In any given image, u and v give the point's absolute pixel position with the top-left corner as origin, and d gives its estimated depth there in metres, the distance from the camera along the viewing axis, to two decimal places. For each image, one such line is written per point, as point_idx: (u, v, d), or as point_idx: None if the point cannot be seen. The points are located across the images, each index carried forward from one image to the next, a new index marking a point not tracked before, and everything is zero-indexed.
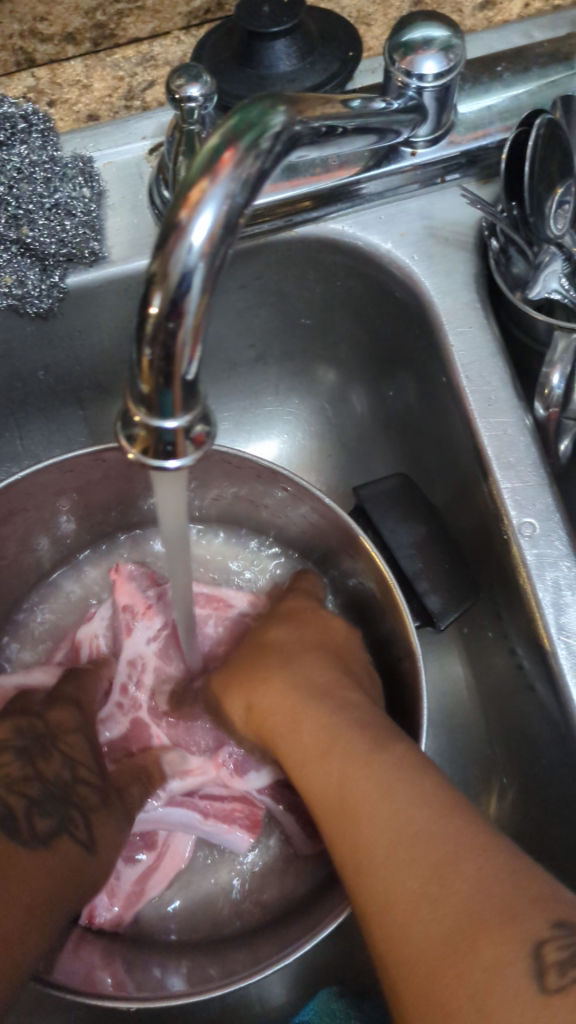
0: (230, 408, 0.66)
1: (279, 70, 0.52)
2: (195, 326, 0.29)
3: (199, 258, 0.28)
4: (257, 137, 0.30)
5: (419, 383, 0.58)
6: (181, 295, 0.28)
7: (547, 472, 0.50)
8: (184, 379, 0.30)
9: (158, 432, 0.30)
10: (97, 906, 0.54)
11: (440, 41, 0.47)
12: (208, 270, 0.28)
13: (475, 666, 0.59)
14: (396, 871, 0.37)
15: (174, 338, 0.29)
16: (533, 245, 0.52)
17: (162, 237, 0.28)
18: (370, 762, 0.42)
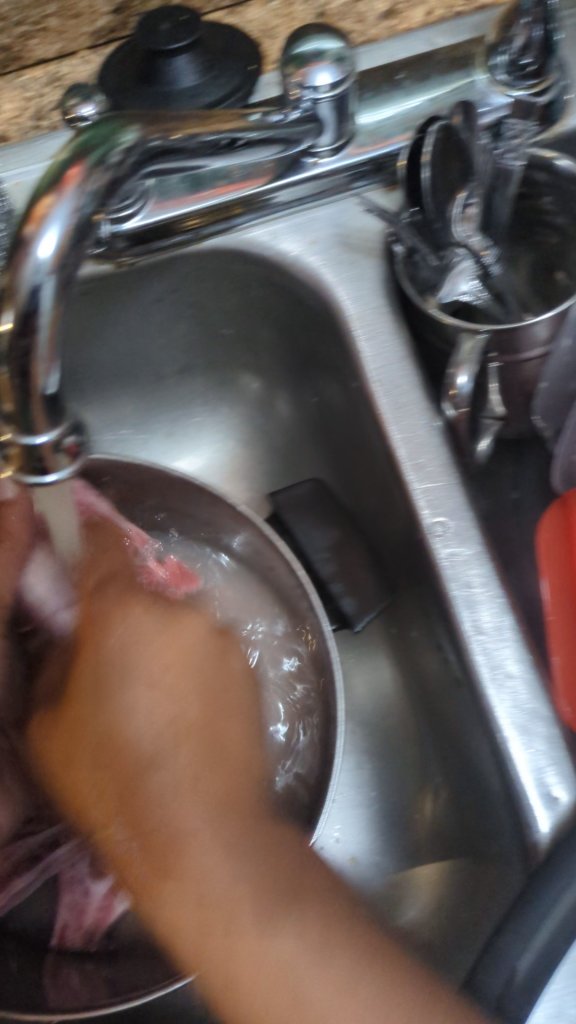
0: (160, 422, 0.66)
1: (182, 86, 0.53)
2: (50, 343, 0.30)
3: (47, 275, 0.29)
4: (105, 154, 0.31)
5: (338, 388, 0.58)
6: (32, 310, 0.29)
7: (457, 470, 0.51)
8: (44, 394, 0.30)
9: (27, 449, 0.31)
10: (68, 925, 0.53)
11: (333, 54, 0.48)
12: (58, 286, 0.29)
13: (406, 665, 0.60)
14: (275, 993, 0.43)
15: (29, 356, 0.29)
16: (439, 250, 0.54)
17: (11, 252, 0.29)
18: (241, 906, 0.46)
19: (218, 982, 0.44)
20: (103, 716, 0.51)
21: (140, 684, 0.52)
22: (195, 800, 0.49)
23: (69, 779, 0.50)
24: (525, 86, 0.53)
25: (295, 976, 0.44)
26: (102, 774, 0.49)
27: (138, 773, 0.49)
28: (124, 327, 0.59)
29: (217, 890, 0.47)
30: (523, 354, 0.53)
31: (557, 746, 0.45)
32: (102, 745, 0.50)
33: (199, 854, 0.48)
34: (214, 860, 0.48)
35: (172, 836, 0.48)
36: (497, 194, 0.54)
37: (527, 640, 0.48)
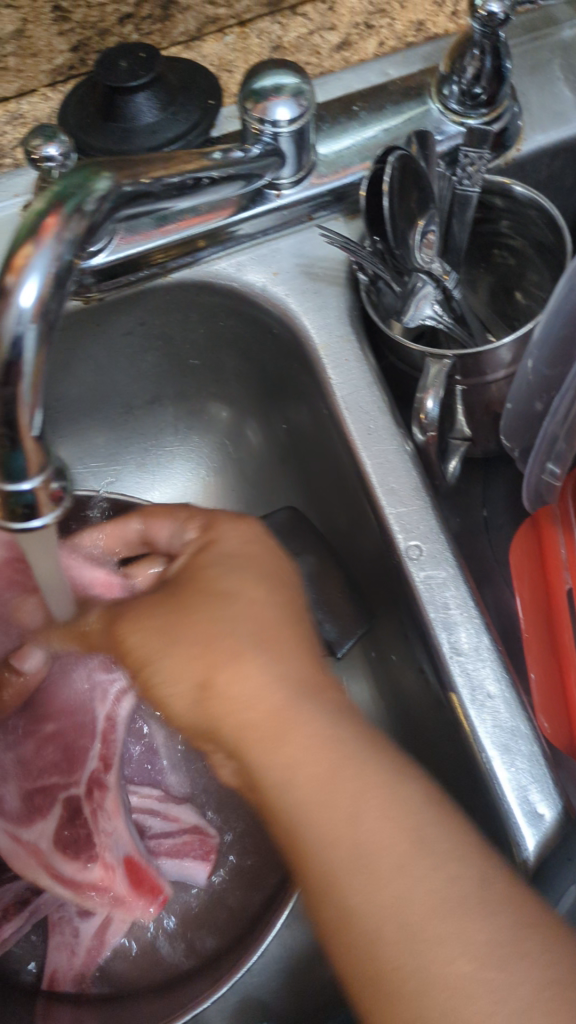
0: (130, 453, 0.66)
1: (143, 123, 0.54)
2: (34, 388, 0.30)
3: (29, 322, 0.29)
4: (81, 202, 0.31)
5: (308, 414, 0.59)
6: (15, 359, 0.29)
7: (429, 493, 0.52)
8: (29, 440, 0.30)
9: (13, 494, 0.31)
10: (58, 968, 0.51)
11: (291, 88, 0.49)
12: (40, 332, 0.30)
13: (385, 686, 0.60)
14: (413, 918, 0.37)
15: (13, 402, 0.30)
16: (402, 276, 0.54)
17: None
18: (368, 775, 0.40)
19: (376, 909, 0.37)
20: (235, 637, 0.43)
21: (240, 578, 0.45)
22: (302, 717, 0.42)
23: (158, 659, 0.43)
24: (478, 115, 0.55)
25: (408, 857, 0.38)
26: (200, 637, 0.42)
27: (226, 657, 0.42)
28: (92, 361, 0.59)
29: (360, 797, 0.40)
30: (488, 377, 0.54)
31: (538, 764, 0.46)
32: (217, 640, 0.42)
33: (312, 723, 0.42)
34: (325, 765, 0.40)
35: (275, 708, 0.42)
36: (456, 220, 0.56)
37: (504, 660, 0.49)
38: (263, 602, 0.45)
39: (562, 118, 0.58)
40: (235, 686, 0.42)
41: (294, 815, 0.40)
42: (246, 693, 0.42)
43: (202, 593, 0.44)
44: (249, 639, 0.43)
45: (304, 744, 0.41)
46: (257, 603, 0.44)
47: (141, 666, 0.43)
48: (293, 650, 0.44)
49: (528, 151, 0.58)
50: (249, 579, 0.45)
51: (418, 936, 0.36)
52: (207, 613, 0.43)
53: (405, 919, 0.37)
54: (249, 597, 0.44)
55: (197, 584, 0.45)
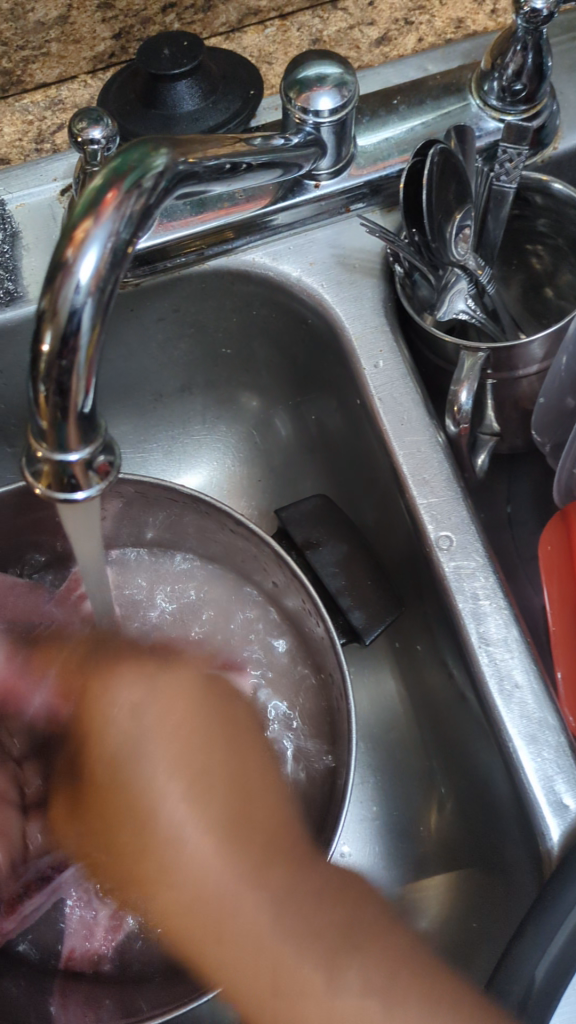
0: (157, 440, 0.66)
1: (184, 110, 0.54)
2: (89, 362, 0.30)
3: (88, 295, 0.29)
4: (140, 177, 0.31)
5: (337, 408, 0.60)
6: (72, 331, 0.30)
7: (460, 484, 0.52)
8: (82, 414, 0.30)
9: (60, 466, 0.31)
10: (75, 945, 0.52)
11: (334, 79, 0.49)
12: (97, 307, 0.30)
13: (408, 678, 0.60)
14: None
15: (68, 374, 0.30)
16: (438, 270, 0.55)
17: (51, 275, 0.30)
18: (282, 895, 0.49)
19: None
20: (140, 782, 0.53)
21: (183, 675, 0.56)
22: (234, 882, 0.50)
23: (103, 864, 0.52)
24: (517, 111, 0.56)
25: (348, 1009, 0.45)
26: (127, 837, 0.51)
27: (143, 835, 0.52)
28: (124, 347, 0.59)
29: (298, 966, 0.47)
30: (521, 372, 0.54)
31: (565, 755, 0.46)
32: (123, 834, 0.52)
33: (251, 910, 0.49)
34: (258, 921, 0.49)
35: (196, 866, 0.50)
36: (490, 216, 0.56)
37: (533, 653, 0.49)
38: (167, 693, 0.56)
39: None
40: (140, 843, 0.51)
41: (243, 991, 0.46)
42: (127, 848, 0.51)
43: (112, 783, 0.53)
44: (182, 813, 0.52)
45: (240, 910, 0.49)
46: (196, 706, 0.55)
47: (103, 863, 0.52)
48: (157, 835, 0.52)
49: (564, 150, 0.58)
50: (146, 684, 0.56)
51: None
52: (144, 831, 0.52)
53: None
54: (188, 720, 0.55)
55: (91, 774, 0.53)
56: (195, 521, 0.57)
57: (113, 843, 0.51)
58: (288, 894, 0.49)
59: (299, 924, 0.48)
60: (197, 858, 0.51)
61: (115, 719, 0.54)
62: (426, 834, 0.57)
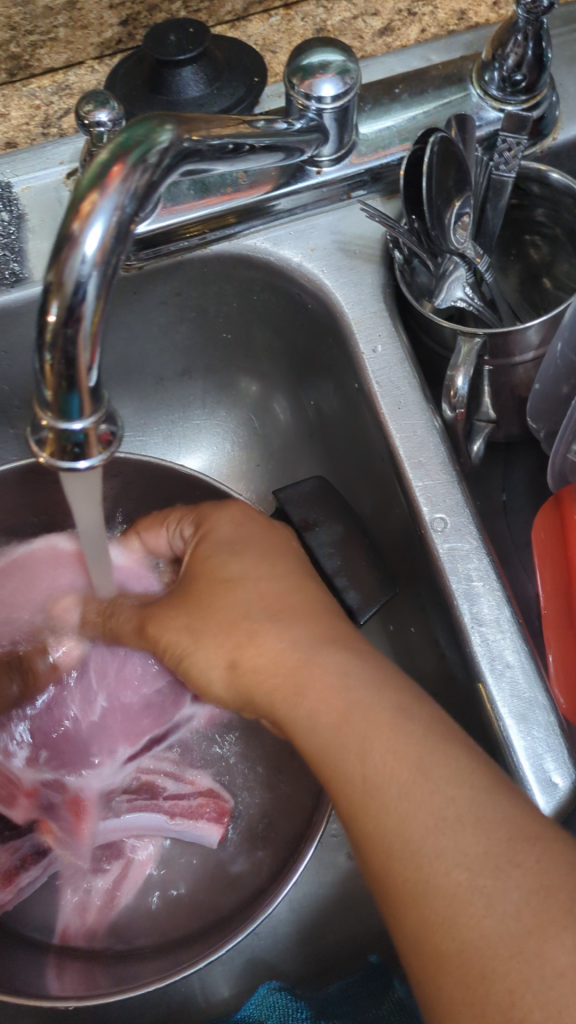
0: (158, 424, 0.67)
1: (188, 96, 0.55)
2: (93, 333, 0.31)
3: (93, 266, 0.30)
4: (145, 153, 0.32)
5: (336, 393, 0.60)
6: (77, 302, 0.30)
7: (455, 468, 0.53)
8: (86, 383, 0.31)
9: (65, 434, 0.32)
10: (70, 923, 0.52)
11: (337, 65, 0.50)
12: (102, 278, 0.31)
13: (401, 660, 0.61)
14: (409, 842, 0.38)
15: (73, 345, 0.31)
16: (436, 257, 0.55)
17: (57, 247, 0.31)
18: (393, 720, 0.41)
19: (376, 815, 0.39)
20: (210, 570, 0.47)
21: (239, 559, 0.48)
22: (356, 730, 0.41)
23: (194, 651, 0.46)
24: (517, 102, 0.56)
25: (462, 824, 0.38)
26: (222, 626, 0.45)
27: (235, 612, 0.46)
28: (127, 329, 0.60)
29: (399, 738, 0.40)
30: (517, 358, 0.55)
31: (554, 733, 0.47)
32: (229, 618, 0.45)
33: (356, 694, 0.42)
34: (362, 698, 0.42)
35: (348, 700, 0.42)
36: (489, 206, 0.57)
37: (524, 633, 0.50)
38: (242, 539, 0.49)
39: None
40: (243, 629, 0.45)
41: (322, 754, 0.41)
42: (259, 642, 0.44)
43: (196, 567, 0.49)
44: (265, 618, 0.45)
45: (357, 740, 0.41)
46: (248, 549, 0.48)
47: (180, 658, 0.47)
48: (268, 643, 0.44)
49: (563, 141, 0.59)
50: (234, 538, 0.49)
51: (423, 854, 0.37)
52: (231, 611, 0.46)
53: (417, 847, 0.38)
54: (255, 536, 0.49)
55: (191, 563, 0.49)
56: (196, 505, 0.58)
57: (173, 632, 0.47)
58: (403, 719, 0.41)
59: (408, 740, 0.40)
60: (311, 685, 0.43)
61: (224, 529, 0.50)
62: None
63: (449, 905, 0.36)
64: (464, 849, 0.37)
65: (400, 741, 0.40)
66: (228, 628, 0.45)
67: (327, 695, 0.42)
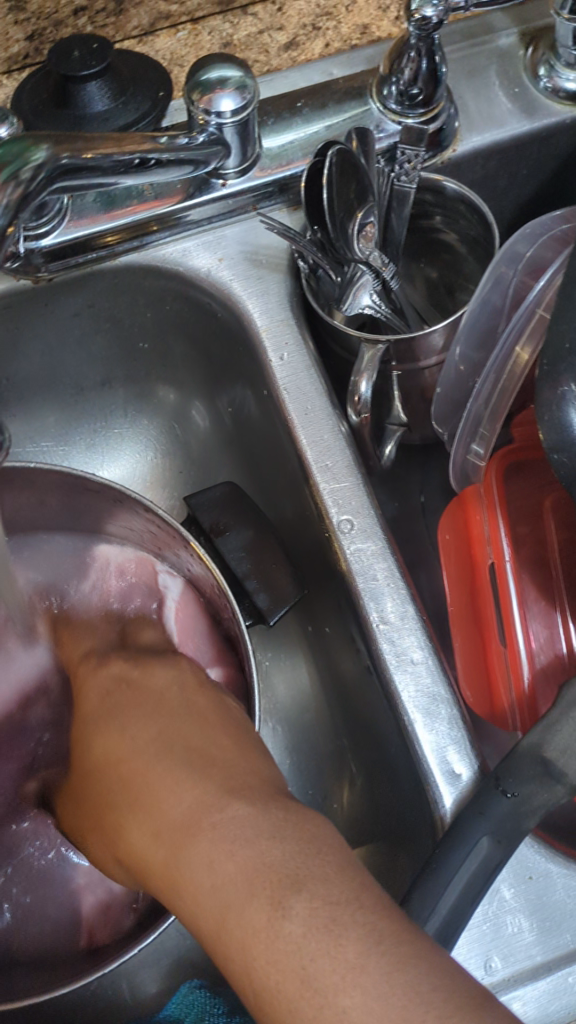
0: (80, 434, 0.68)
1: (93, 111, 0.56)
2: None
3: None
4: (15, 172, 0.33)
5: (250, 402, 0.62)
6: None
7: (362, 471, 0.54)
8: None
9: None
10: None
11: (235, 81, 0.51)
12: None
13: (321, 660, 0.62)
14: (273, 960, 0.34)
15: None
16: (341, 265, 0.57)
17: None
18: (244, 817, 0.38)
19: (233, 952, 0.35)
20: (92, 733, 0.50)
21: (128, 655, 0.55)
22: (210, 841, 0.38)
23: (85, 834, 0.48)
24: (416, 115, 0.57)
25: (299, 935, 0.34)
26: (96, 757, 0.48)
27: (110, 793, 0.45)
28: (43, 341, 0.61)
29: (227, 854, 0.37)
30: (422, 362, 0.56)
31: (457, 726, 0.49)
32: (99, 782, 0.47)
33: (219, 822, 0.38)
34: (225, 837, 0.37)
35: (181, 813, 0.40)
36: (394, 215, 0.58)
37: (428, 630, 0.51)
38: (144, 684, 0.51)
39: (498, 121, 0.61)
40: (109, 796, 0.45)
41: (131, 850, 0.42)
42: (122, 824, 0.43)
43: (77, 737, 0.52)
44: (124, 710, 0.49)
45: (217, 867, 0.37)
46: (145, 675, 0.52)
47: (80, 835, 0.49)
48: (116, 746, 0.47)
49: (464, 151, 0.60)
50: (116, 687, 0.52)
51: (309, 982, 0.33)
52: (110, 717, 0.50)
53: (297, 974, 0.33)
54: (138, 664, 0.54)
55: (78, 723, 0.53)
56: (113, 517, 0.58)
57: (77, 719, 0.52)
58: (246, 824, 0.38)
59: (268, 847, 0.37)
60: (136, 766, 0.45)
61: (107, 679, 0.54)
62: (339, 811, 0.60)
63: (305, 994, 0.33)
64: (348, 979, 0.33)
65: (234, 832, 0.38)
66: (92, 770, 0.49)
67: (215, 837, 0.38)
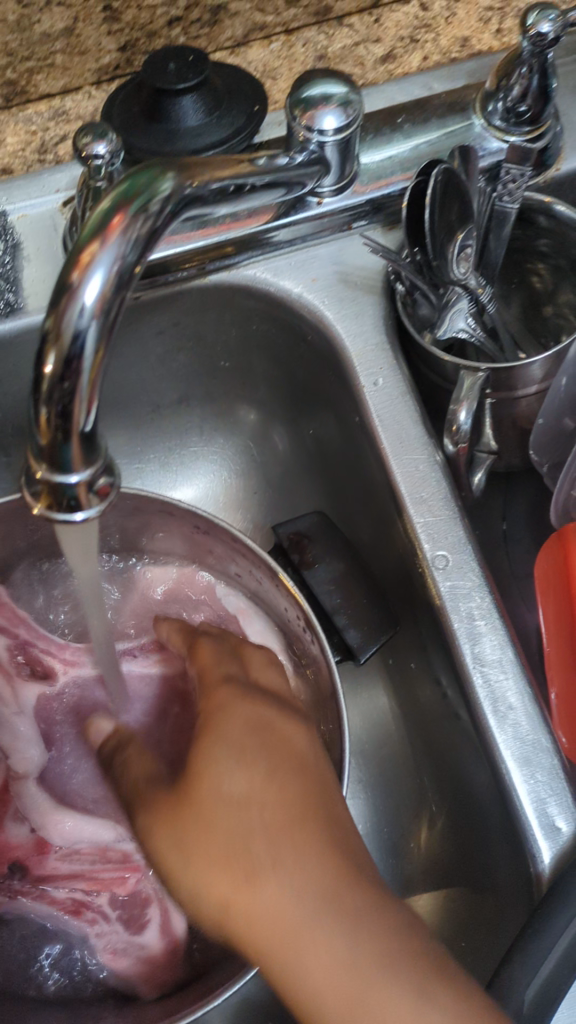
0: (155, 452, 0.67)
1: (187, 125, 0.54)
2: (92, 383, 0.31)
3: (92, 319, 0.30)
4: (147, 200, 0.32)
5: (336, 429, 0.60)
6: (75, 354, 0.31)
7: (457, 504, 0.52)
8: (83, 434, 0.31)
9: (59, 490, 0.32)
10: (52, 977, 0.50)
11: (339, 99, 0.49)
12: (101, 329, 0.31)
13: (402, 694, 0.60)
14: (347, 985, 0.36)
15: (70, 399, 0.31)
16: (438, 288, 0.54)
17: (57, 297, 0.31)
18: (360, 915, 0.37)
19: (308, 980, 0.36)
20: (202, 799, 0.39)
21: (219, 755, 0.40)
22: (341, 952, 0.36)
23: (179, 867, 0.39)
24: (521, 132, 0.55)
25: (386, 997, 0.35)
26: (213, 853, 0.38)
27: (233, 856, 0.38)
28: (124, 360, 0.59)
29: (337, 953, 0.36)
30: (519, 391, 0.54)
31: (558, 779, 0.46)
32: (214, 843, 0.38)
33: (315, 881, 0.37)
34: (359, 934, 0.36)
35: (340, 977, 0.36)
36: (493, 236, 0.56)
37: (526, 673, 0.49)
38: (265, 763, 0.40)
39: None
40: (238, 857, 0.38)
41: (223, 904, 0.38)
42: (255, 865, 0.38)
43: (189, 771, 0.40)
44: (228, 793, 0.39)
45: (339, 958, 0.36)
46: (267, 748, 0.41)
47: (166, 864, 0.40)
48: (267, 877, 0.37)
49: (567, 171, 0.58)
50: (228, 764, 0.40)
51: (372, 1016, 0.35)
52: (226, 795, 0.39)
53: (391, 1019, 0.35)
54: (241, 739, 0.41)
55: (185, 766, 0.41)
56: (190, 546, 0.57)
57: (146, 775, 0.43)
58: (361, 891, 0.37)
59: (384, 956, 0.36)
60: (259, 851, 0.38)
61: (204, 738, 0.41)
62: (416, 853, 0.57)
63: None
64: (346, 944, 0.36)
65: (352, 946, 0.36)
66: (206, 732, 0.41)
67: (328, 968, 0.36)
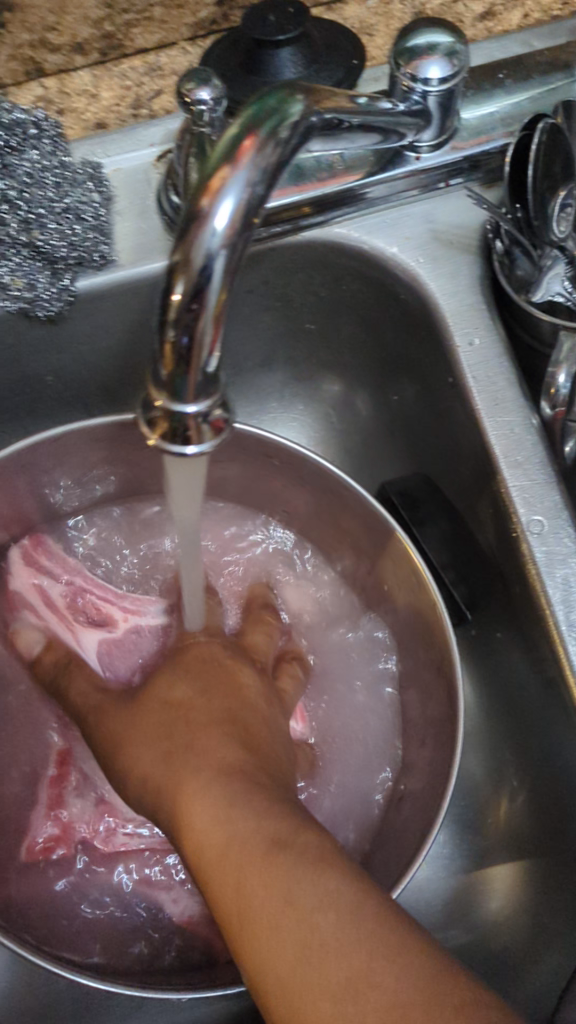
0: (237, 413, 0.67)
1: (285, 76, 0.53)
2: (216, 314, 0.31)
3: (221, 245, 0.30)
4: (277, 126, 0.31)
5: (421, 393, 0.59)
6: (203, 280, 0.30)
7: (554, 468, 0.51)
8: (205, 366, 0.31)
9: (176, 420, 0.31)
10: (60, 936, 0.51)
11: (444, 47, 0.48)
12: (229, 258, 0.30)
13: (478, 666, 0.59)
14: (282, 943, 0.36)
15: (195, 327, 0.30)
16: (536, 248, 0.51)
17: (184, 225, 0.30)
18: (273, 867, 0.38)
19: (243, 912, 0.38)
20: (171, 737, 0.48)
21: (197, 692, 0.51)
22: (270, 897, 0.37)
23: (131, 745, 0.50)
24: None
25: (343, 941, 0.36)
26: (163, 758, 0.47)
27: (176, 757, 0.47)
28: None
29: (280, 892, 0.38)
30: None
31: None
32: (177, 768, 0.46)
33: (247, 821, 0.41)
34: (290, 879, 0.38)
35: (289, 914, 0.37)
36: None
37: None
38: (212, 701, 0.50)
39: None
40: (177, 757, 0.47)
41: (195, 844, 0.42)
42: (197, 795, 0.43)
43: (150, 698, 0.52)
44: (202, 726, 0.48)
45: (269, 914, 0.37)
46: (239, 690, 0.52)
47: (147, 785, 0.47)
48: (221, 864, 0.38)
49: None
50: (192, 690, 0.51)
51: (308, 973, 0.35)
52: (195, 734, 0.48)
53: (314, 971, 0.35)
54: (209, 692, 0.51)
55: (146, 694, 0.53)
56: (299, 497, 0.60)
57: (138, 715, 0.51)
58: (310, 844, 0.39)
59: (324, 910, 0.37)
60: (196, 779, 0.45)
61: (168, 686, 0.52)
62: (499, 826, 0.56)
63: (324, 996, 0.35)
64: (321, 921, 0.36)
65: (282, 890, 0.38)
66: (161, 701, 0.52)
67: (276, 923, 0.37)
